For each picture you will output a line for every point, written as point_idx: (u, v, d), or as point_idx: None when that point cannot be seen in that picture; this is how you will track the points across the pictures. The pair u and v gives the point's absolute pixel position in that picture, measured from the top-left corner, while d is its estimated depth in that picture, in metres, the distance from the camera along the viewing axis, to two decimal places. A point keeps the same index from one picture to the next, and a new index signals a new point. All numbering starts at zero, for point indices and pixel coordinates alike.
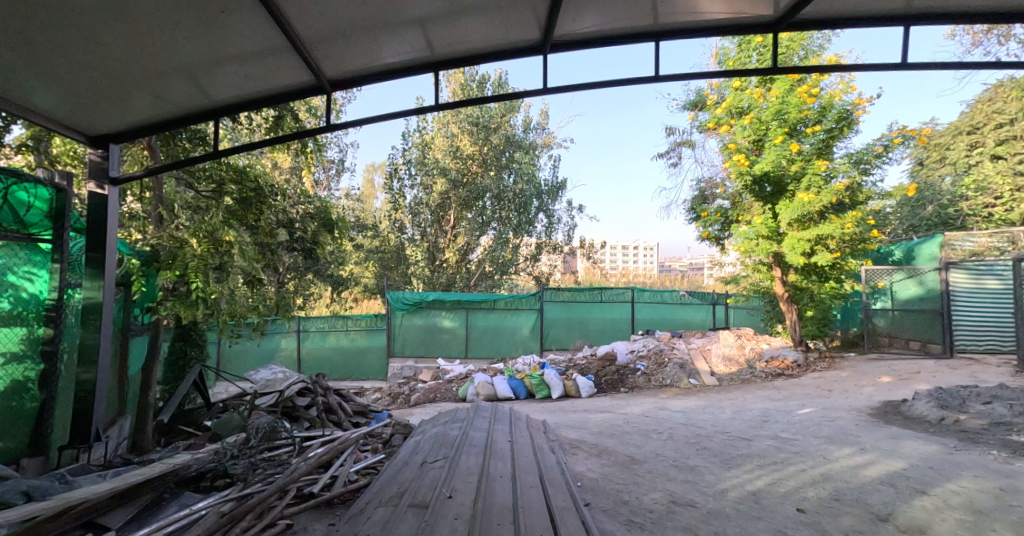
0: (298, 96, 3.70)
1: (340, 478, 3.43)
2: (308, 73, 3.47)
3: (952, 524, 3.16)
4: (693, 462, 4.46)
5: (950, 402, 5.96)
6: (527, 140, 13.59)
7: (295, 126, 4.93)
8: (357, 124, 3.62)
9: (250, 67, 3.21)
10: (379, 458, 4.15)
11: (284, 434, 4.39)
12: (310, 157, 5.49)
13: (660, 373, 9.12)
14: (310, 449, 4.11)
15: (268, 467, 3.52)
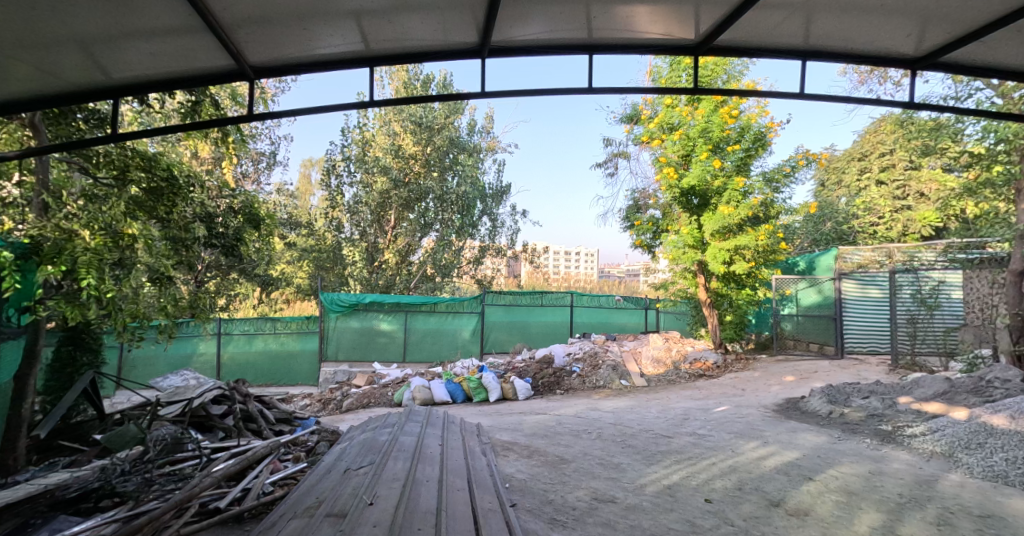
0: (216, 80, 3.53)
1: (253, 492, 3.26)
2: (228, 57, 3.31)
3: (830, 505, 3.56)
4: (618, 459, 4.69)
5: (838, 397, 6.69)
6: (471, 143, 13.59)
7: (214, 113, 4.65)
8: (293, 114, 3.36)
9: (159, 45, 3.01)
10: (300, 467, 3.99)
11: (191, 446, 4.12)
12: (233, 148, 5.23)
13: (594, 375, 9.41)
14: (218, 461, 3.86)
15: (167, 482, 3.28)
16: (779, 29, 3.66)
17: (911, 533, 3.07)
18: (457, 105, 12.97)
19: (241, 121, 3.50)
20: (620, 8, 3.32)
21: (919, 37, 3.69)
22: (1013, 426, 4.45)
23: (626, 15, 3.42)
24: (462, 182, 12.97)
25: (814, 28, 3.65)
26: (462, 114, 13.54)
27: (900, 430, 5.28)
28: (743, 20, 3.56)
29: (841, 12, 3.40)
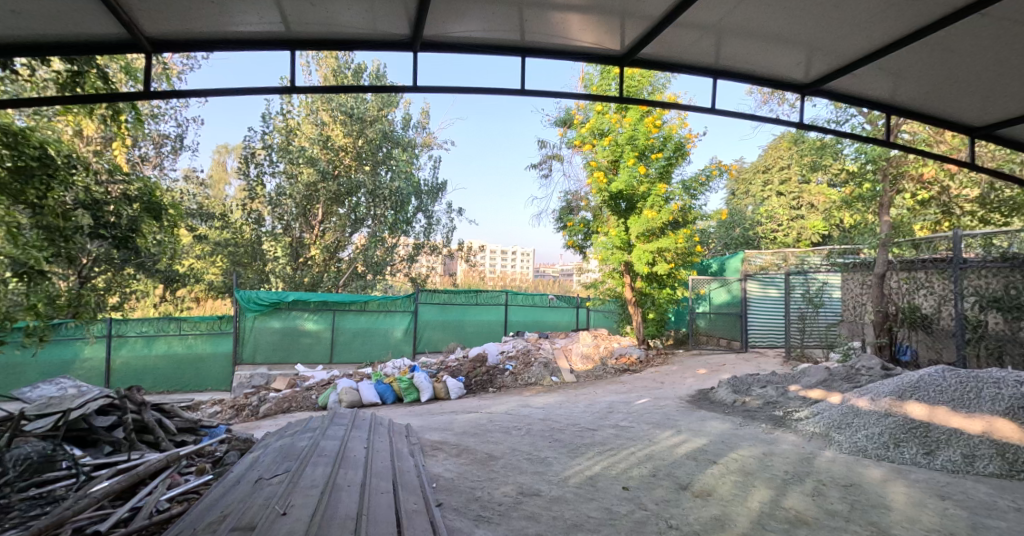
0: (105, 49, 3.27)
1: (143, 510, 3.03)
2: (120, 26, 3.06)
3: (729, 484, 3.94)
4: (542, 453, 4.85)
5: (741, 387, 7.38)
6: (405, 138, 13.32)
7: (100, 86, 4.17)
8: (204, 94, 3.16)
9: (25, 4, 2.71)
10: (203, 481, 3.76)
11: (66, 464, 3.73)
12: (124, 127, 4.74)
13: (526, 372, 9.57)
14: (99, 480, 3.54)
15: (31, 510, 3.01)
16: (693, 47, 4.00)
17: (793, 505, 3.47)
18: (391, 99, 12.66)
19: (137, 96, 3.25)
20: (553, 14, 3.47)
21: (807, 66, 4.18)
22: (874, 406, 5.06)
23: (557, 21, 3.57)
24: (395, 178, 12.73)
25: (723, 49, 4.02)
26: (397, 107, 13.24)
27: (790, 416, 5.91)
28: (662, 36, 3.85)
29: (745, 37, 3.78)
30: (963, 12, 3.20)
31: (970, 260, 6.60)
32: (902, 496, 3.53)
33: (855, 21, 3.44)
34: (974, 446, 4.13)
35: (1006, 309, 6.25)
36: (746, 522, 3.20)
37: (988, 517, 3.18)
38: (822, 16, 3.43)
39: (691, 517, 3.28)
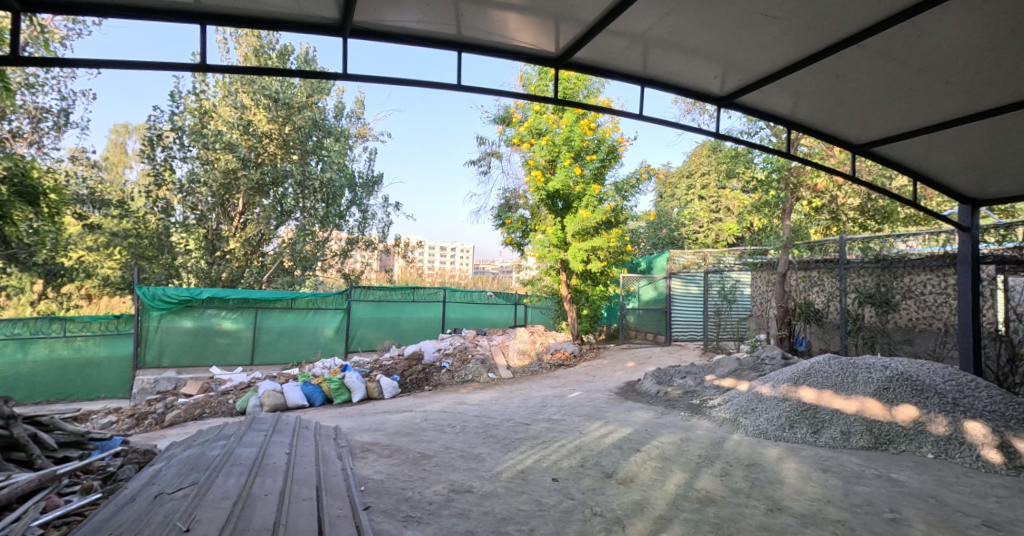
0: None
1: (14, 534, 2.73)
2: None
3: (650, 470, 4.18)
4: (474, 446, 4.88)
5: (664, 378, 7.86)
6: (338, 127, 12.74)
7: None
8: (97, 65, 2.89)
9: None
10: (89, 501, 3.45)
11: None
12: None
13: (462, 369, 9.48)
14: None
15: None
16: (622, 55, 4.20)
17: (704, 486, 3.77)
18: (320, 84, 12.06)
19: (12, 62, 2.88)
20: (489, 11, 3.52)
21: (723, 80, 4.52)
22: (775, 392, 5.59)
23: (494, 18, 3.61)
24: (326, 168, 12.13)
25: (649, 59, 4.26)
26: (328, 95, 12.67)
27: (705, 404, 6.38)
28: (593, 42, 4.02)
29: (669, 48, 4.03)
30: (848, 42, 3.63)
31: (853, 261, 7.48)
32: (793, 472, 3.96)
33: (762, 41, 3.80)
34: (850, 423, 4.76)
35: (879, 304, 7.12)
36: (663, 504, 3.43)
37: (859, 485, 3.67)
38: (736, 34, 3.74)
39: (614, 504, 3.46)
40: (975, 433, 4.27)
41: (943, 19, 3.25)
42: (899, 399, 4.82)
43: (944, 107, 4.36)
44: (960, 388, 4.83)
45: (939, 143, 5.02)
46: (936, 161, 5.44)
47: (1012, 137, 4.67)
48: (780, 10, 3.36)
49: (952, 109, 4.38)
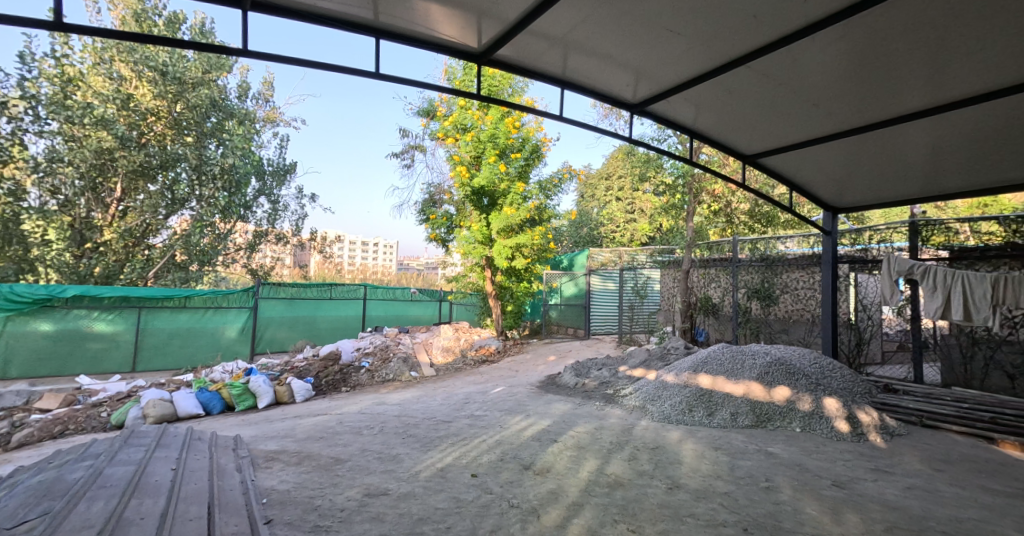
0: None
1: None
2: None
3: (566, 459, 4.36)
4: (391, 441, 4.77)
5: (582, 370, 8.22)
6: (242, 108, 11.53)
7: None
8: None
9: None
10: None
11: None
12: None
13: (383, 368, 9.09)
14: None
15: None
16: (543, 56, 4.32)
17: (614, 471, 4.01)
18: (219, 61, 10.86)
19: None
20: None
21: (634, 88, 4.80)
22: (677, 379, 6.07)
23: (415, 7, 3.56)
24: (226, 152, 10.73)
25: (569, 63, 4.43)
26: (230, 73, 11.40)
27: (618, 393, 6.77)
28: (514, 41, 4.11)
29: (586, 54, 4.22)
30: (740, 61, 4.05)
31: (743, 259, 8.37)
32: (691, 452, 4.34)
33: (667, 55, 4.12)
34: (737, 405, 5.31)
35: (763, 298, 8.07)
36: (576, 491, 3.62)
37: (743, 459, 4.12)
38: (646, 45, 4.01)
39: (531, 494, 3.58)
40: (829, 405, 5.13)
41: (812, 48, 3.74)
42: (776, 381, 5.48)
43: (813, 126, 5.00)
44: (820, 369, 5.74)
45: (810, 157, 5.75)
46: (806, 173, 6.21)
47: (863, 156, 5.49)
48: (682, 26, 3.69)
49: (820, 129, 5.04)
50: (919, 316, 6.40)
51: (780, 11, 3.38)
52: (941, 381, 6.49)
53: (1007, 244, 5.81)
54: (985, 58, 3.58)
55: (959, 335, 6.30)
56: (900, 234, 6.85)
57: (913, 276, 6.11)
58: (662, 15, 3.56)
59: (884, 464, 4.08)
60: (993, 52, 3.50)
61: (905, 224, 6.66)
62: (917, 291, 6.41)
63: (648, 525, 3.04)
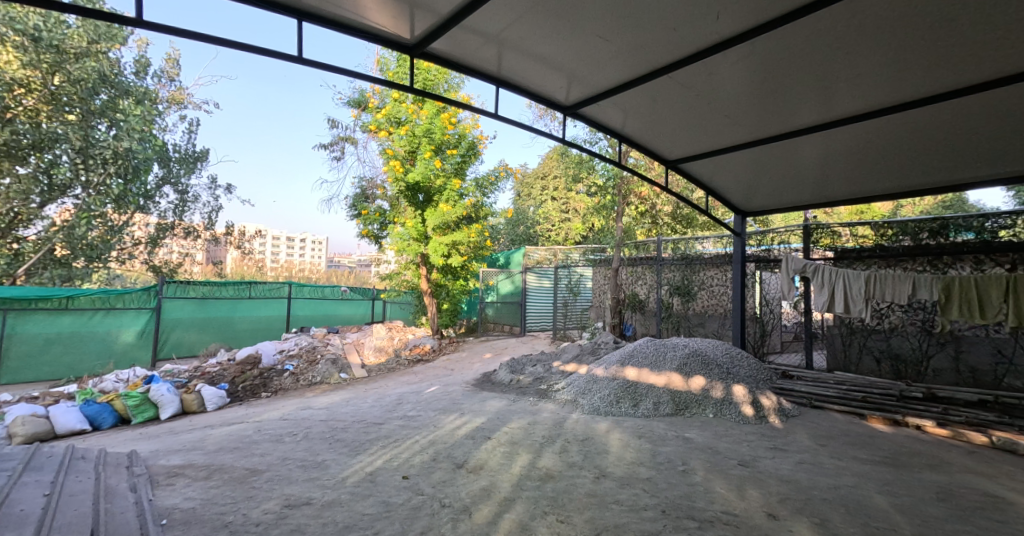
0: None
1: None
2: None
3: (499, 456, 4.39)
4: (316, 447, 4.56)
5: (517, 367, 8.32)
6: (140, 86, 9.35)
7: None
8: None
9: None
10: None
11: None
12: None
13: (310, 371, 8.59)
14: None
15: None
16: (477, 53, 4.32)
17: (545, 464, 4.10)
18: (111, 31, 8.56)
19: None
20: None
21: (567, 90, 4.92)
22: (606, 372, 6.29)
23: None
24: (117, 134, 8.65)
25: (504, 61, 4.44)
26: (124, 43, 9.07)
27: (551, 388, 6.93)
28: (448, 36, 4.06)
29: (521, 53, 4.27)
30: (663, 70, 4.28)
31: (665, 258, 8.89)
32: (617, 441, 4.54)
33: (597, 60, 4.27)
34: (660, 394, 5.63)
35: (683, 295, 8.66)
36: (508, 486, 3.66)
37: (663, 446, 4.37)
38: (579, 49, 4.13)
39: (463, 493, 3.58)
40: (738, 392, 5.57)
41: (725, 62, 4.05)
42: (693, 371, 5.86)
43: (727, 135, 5.40)
44: (730, 358, 6.23)
45: (723, 164, 6.20)
46: (721, 178, 6.69)
47: (768, 164, 6.00)
48: (610, 33, 3.84)
49: (732, 138, 5.44)
50: (810, 309, 7.14)
51: (697, 25, 3.64)
52: (827, 366, 7.27)
53: (877, 247, 6.63)
54: (867, 81, 4.05)
55: (840, 326, 7.09)
56: (796, 236, 7.63)
57: (805, 273, 6.78)
58: (593, 20, 3.69)
59: (780, 442, 4.50)
60: (874, 76, 3.96)
61: (799, 227, 7.41)
62: (809, 288, 7.12)
63: (576, 515, 3.15)
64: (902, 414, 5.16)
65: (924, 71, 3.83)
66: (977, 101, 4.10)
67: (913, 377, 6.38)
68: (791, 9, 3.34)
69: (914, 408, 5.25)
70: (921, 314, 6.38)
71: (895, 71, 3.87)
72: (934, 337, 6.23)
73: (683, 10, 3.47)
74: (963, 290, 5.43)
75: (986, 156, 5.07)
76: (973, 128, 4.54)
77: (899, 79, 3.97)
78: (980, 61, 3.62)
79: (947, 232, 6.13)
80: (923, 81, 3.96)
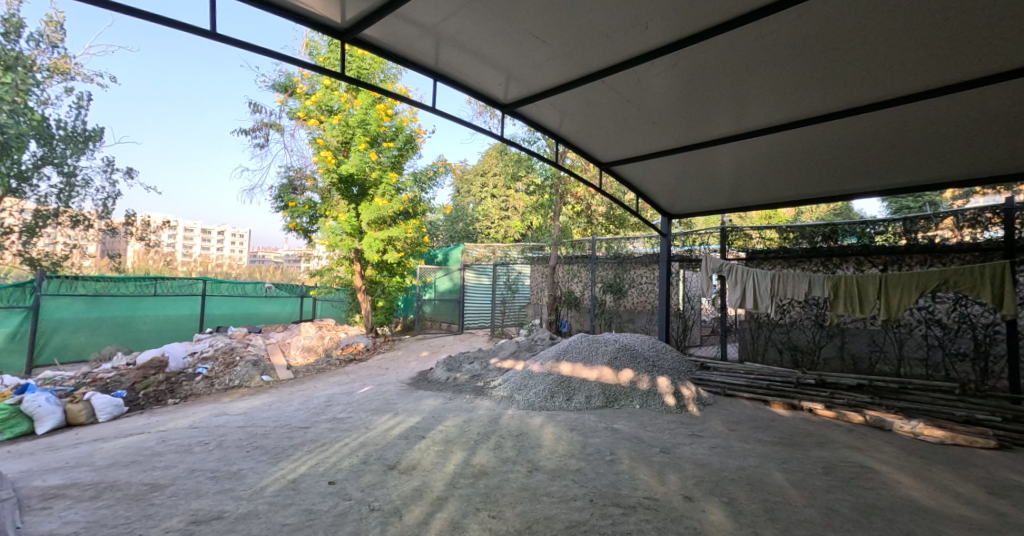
0: None
1: None
2: None
3: (432, 455, 4.30)
4: (231, 456, 4.23)
5: (454, 365, 8.22)
6: (10, 50, 7.45)
7: None
8: None
9: None
10: None
11: None
12: None
13: (226, 375, 7.99)
14: None
15: None
16: (414, 44, 4.19)
17: (479, 461, 4.07)
18: None
19: None
20: None
21: (505, 88, 4.89)
22: (542, 368, 6.37)
23: None
24: None
25: (441, 54, 4.32)
26: None
27: (488, 385, 6.91)
28: (382, 23, 3.90)
29: (458, 48, 4.18)
30: (597, 75, 4.37)
31: (599, 257, 9.18)
32: (550, 435, 4.60)
33: (534, 60, 4.28)
34: (591, 388, 5.78)
35: (614, 292, 9.00)
36: (441, 485, 3.59)
37: (592, 437, 4.49)
38: (517, 48, 4.11)
39: (393, 495, 3.46)
40: (662, 383, 5.85)
41: (653, 71, 4.21)
42: (623, 365, 6.08)
43: (656, 141, 5.63)
44: (656, 352, 6.55)
45: (653, 168, 6.45)
46: (650, 182, 6.97)
47: (692, 169, 6.31)
48: (545, 34, 3.86)
49: (661, 143, 5.67)
50: (725, 306, 7.65)
51: (626, 33, 3.75)
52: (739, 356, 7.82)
53: (781, 248, 7.22)
54: (780, 96, 4.35)
55: (750, 320, 7.66)
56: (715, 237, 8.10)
57: (721, 272, 7.23)
58: (530, 20, 3.69)
59: (698, 429, 4.78)
60: (786, 91, 4.26)
61: (717, 230, 7.80)
62: (724, 285, 7.61)
63: (508, 509, 3.15)
64: (798, 399, 5.66)
65: (828, 89, 4.18)
66: (870, 119, 4.54)
67: (807, 365, 7.06)
68: (713, 24, 3.52)
69: (808, 393, 5.77)
70: (815, 309, 7.01)
71: (804, 87, 4.18)
72: (825, 329, 6.90)
73: (615, 16, 3.56)
74: (849, 286, 6.01)
75: (877, 168, 5.63)
76: (868, 143, 5.02)
77: (806, 96, 4.31)
78: (873, 82, 4.01)
79: (836, 236, 6.87)
80: (827, 98, 4.32)
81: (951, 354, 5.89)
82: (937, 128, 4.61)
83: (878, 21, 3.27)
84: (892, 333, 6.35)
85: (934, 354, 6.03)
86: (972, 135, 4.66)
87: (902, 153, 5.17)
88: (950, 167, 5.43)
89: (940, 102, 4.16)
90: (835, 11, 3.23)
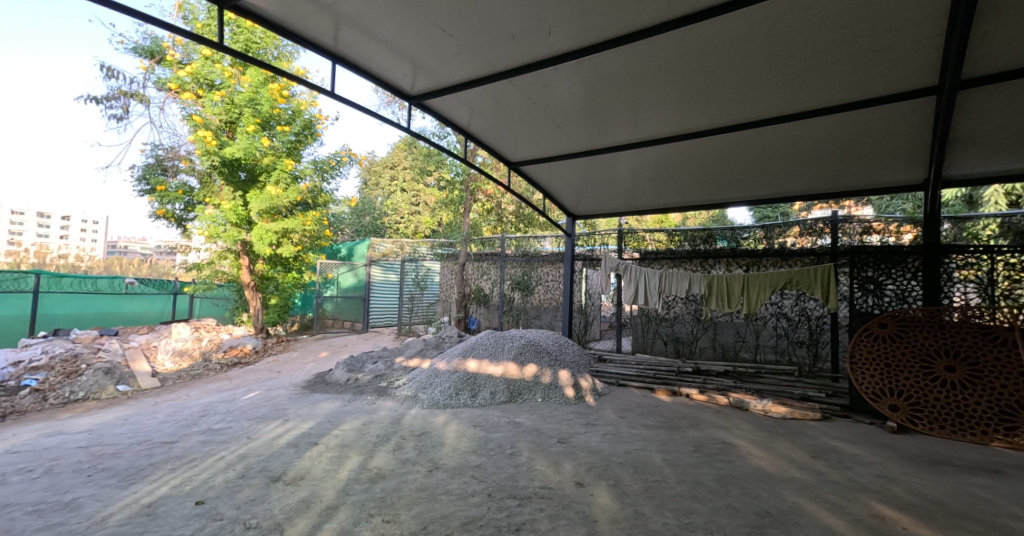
0: None
1: None
2: None
3: (323, 462, 3.99)
4: (66, 483, 3.57)
5: (355, 365, 7.77)
6: None
7: None
8: None
9: None
10: None
11: None
12: None
13: (66, 386, 6.81)
14: None
15: None
16: (308, 21, 3.81)
17: (377, 464, 3.86)
18: None
19: None
20: None
21: (412, 79, 4.67)
22: (448, 366, 6.24)
23: None
24: None
25: (342, 34, 3.97)
26: None
27: (391, 385, 6.63)
28: None
29: (359, 30, 3.90)
30: (504, 74, 4.34)
31: (509, 254, 9.26)
32: (454, 433, 4.49)
33: (440, 52, 4.12)
34: (496, 384, 5.79)
35: (522, 289, 9.11)
36: (331, 493, 3.34)
37: (495, 432, 4.47)
38: (423, 37, 3.93)
39: (275, 509, 3.14)
40: (563, 376, 6.01)
41: (556, 76, 4.27)
42: (527, 360, 6.16)
43: (560, 143, 5.73)
44: (557, 347, 6.74)
45: (559, 169, 6.58)
46: (557, 182, 7.11)
47: (596, 173, 6.54)
48: (452, 26, 3.72)
49: (566, 146, 5.80)
50: (622, 301, 8.09)
51: (531, 35, 3.74)
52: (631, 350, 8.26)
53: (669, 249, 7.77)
54: (671, 108, 4.64)
55: (640, 315, 8.15)
56: (613, 238, 8.55)
57: (618, 271, 7.59)
58: (434, 9, 3.54)
59: (592, 418, 4.97)
60: (676, 104, 4.56)
61: (615, 231, 8.29)
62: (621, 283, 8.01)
63: (403, 512, 2.99)
64: (679, 387, 6.12)
65: (712, 105, 4.53)
66: (746, 134, 5.01)
67: (686, 355, 7.65)
68: (611, 35, 3.65)
69: (686, 380, 6.28)
70: (693, 304, 7.62)
71: (692, 102, 4.50)
72: (700, 322, 7.56)
73: (519, 16, 3.53)
74: (720, 284, 6.61)
75: (752, 180, 6.26)
76: (743, 156, 5.56)
77: (694, 110, 4.64)
78: (749, 102, 4.42)
79: (712, 240, 7.52)
80: (711, 114, 4.69)
81: (794, 342, 6.86)
82: (798, 147, 5.20)
83: (752, 47, 3.60)
84: (751, 325, 7.18)
85: (781, 342, 6.98)
86: (823, 155, 5.36)
87: (772, 166, 5.79)
88: (805, 181, 6.21)
89: (801, 124, 4.71)
90: (721, 35, 3.49)
